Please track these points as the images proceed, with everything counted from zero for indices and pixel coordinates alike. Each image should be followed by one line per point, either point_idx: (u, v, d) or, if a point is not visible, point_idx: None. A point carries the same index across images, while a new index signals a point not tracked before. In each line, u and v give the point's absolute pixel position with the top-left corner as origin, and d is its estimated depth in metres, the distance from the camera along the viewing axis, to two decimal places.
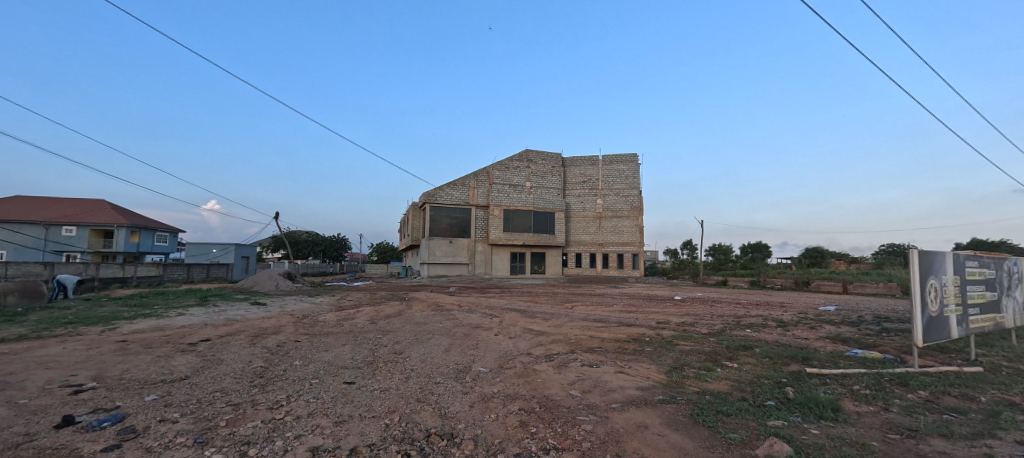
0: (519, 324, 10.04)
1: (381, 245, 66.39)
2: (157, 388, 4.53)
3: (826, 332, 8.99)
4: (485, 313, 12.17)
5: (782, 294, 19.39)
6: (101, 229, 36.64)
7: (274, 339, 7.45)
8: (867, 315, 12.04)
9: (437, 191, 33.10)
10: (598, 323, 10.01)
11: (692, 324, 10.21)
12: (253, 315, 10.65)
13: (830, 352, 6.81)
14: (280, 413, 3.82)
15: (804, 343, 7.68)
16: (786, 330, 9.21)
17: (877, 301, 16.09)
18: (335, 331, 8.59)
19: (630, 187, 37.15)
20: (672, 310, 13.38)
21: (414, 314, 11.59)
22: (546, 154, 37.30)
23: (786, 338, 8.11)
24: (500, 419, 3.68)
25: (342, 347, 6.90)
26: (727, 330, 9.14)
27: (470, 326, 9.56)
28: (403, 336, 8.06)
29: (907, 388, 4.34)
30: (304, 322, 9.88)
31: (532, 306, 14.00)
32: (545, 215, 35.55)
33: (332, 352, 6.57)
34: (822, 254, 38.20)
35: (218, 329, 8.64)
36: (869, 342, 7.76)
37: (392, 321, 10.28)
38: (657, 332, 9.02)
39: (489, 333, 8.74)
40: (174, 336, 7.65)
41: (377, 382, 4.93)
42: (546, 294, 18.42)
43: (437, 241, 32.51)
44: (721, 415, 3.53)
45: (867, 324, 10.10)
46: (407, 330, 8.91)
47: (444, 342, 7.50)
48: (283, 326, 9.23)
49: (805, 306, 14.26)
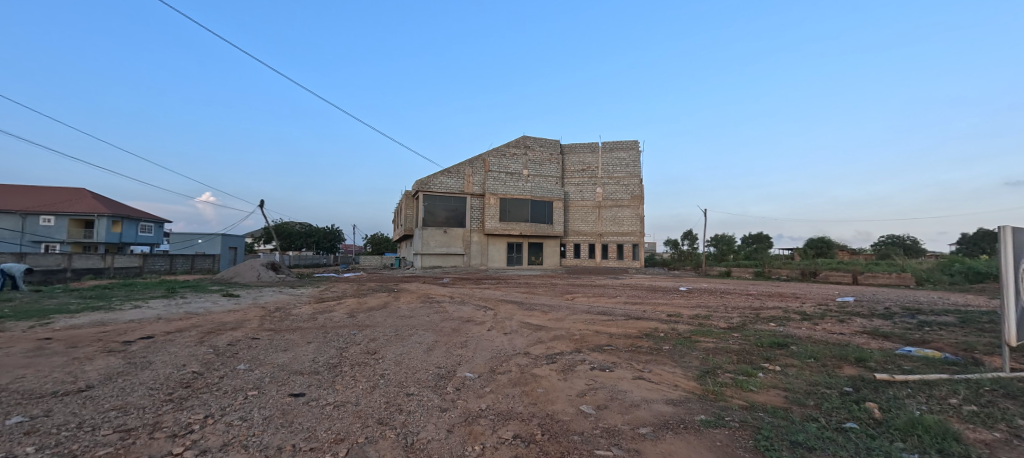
0: (515, 317, 9.03)
1: (376, 236, 65.02)
2: (37, 404, 3.44)
3: (861, 326, 7.99)
4: (478, 305, 11.19)
5: (792, 285, 18.45)
6: (81, 218, 35.27)
7: (226, 337, 6.33)
8: (893, 306, 11.10)
9: (431, 179, 31.82)
10: (603, 316, 8.99)
11: (707, 317, 9.23)
12: (219, 308, 9.55)
13: (880, 350, 5.79)
14: (181, 445, 2.75)
15: (843, 339, 6.66)
16: (814, 324, 8.20)
17: (894, 291, 15.23)
18: (305, 326, 7.49)
19: (630, 175, 36.07)
20: (681, 301, 12.37)
21: (399, 307, 10.51)
22: (544, 141, 36.19)
23: (820, 334, 7.09)
24: (487, 454, 2.62)
25: (304, 347, 5.80)
26: (748, 324, 8.12)
27: (460, 320, 8.49)
28: (381, 332, 7.00)
29: (1020, 402, 3.31)
30: (274, 316, 8.80)
31: (530, 297, 12.97)
32: (543, 204, 34.45)
33: (290, 352, 5.49)
34: (829, 245, 37.03)
35: (170, 324, 7.52)
36: (917, 339, 6.75)
37: (374, 314, 9.20)
38: (671, 326, 7.99)
39: (480, 328, 7.69)
40: (111, 334, 6.54)
41: (333, 394, 3.85)
42: (544, 286, 17.36)
43: (431, 230, 31.37)
44: (802, 451, 2.48)
45: (900, 316, 9.16)
46: (387, 324, 7.87)
47: (427, 339, 6.44)
48: (247, 320, 8.13)
49: (822, 297, 13.31)
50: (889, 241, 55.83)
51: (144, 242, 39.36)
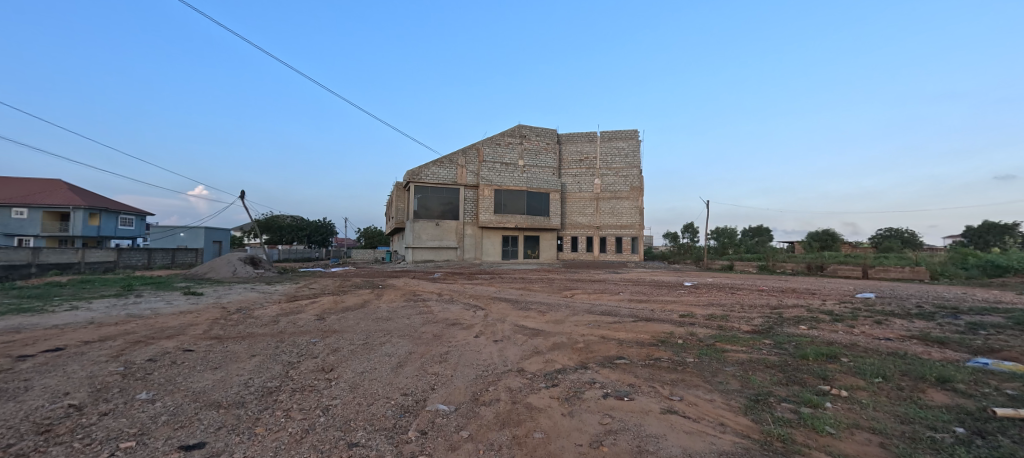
0: (509, 319, 7.91)
1: (369, 230, 63.62)
2: None
3: (905, 329, 6.96)
4: (467, 303, 10.10)
5: (802, 280, 17.46)
6: (56, 211, 33.71)
7: (151, 349, 5.16)
8: (924, 304, 10.13)
9: (423, 169, 30.47)
10: (608, 318, 7.87)
11: (724, 318, 8.16)
12: (171, 309, 8.38)
13: (951, 364, 4.73)
14: None
15: (895, 348, 5.61)
16: (850, 326, 7.13)
17: (914, 287, 14.30)
18: (257, 333, 6.31)
19: (629, 165, 34.95)
20: (690, 299, 11.31)
21: (379, 308, 9.34)
22: (541, 130, 34.94)
23: (866, 340, 6.02)
24: None
25: (243, 364, 4.64)
26: (776, 328, 7.04)
27: (444, 323, 7.35)
28: (347, 340, 5.86)
29: None
30: (230, 318, 7.64)
31: (525, 295, 11.86)
32: (539, 196, 33.30)
33: (222, 372, 4.34)
34: (834, 238, 36.08)
35: (98, 332, 6.34)
36: (982, 346, 5.69)
37: (347, 316, 8.03)
38: (687, 330, 6.90)
39: (467, 333, 6.57)
40: (12, 345, 5.35)
41: (245, 446, 2.72)
42: (542, 281, 16.23)
43: (423, 223, 30.14)
44: None
45: (940, 316, 8.16)
46: (358, 329, 6.72)
47: (400, 350, 5.30)
48: (194, 324, 6.94)
49: (840, 294, 12.32)
50: (887, 234, 55.28)
51: (124, 235, 37.80)
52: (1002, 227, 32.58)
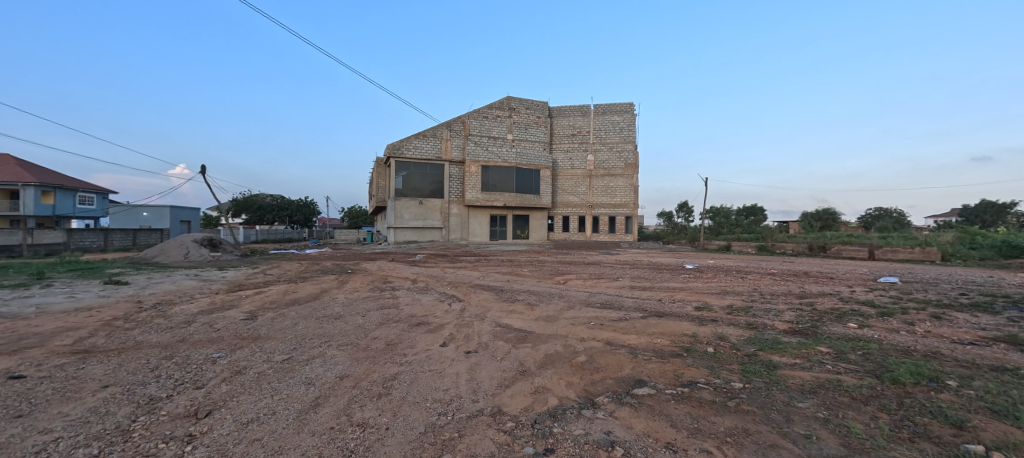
0: (490, 315, 6.37)
1: (354, 210, 61.32)
2: None
3: (978, 327, 5.64)
4: (443, 293, 8.55)
5: (809, 262, 16.35)
6: (6, 188, 30.98)
7: None
8: (964, 291, 8.91)
9: (404, 143, 28.36)
10: (611, 314, 6.40)
11: (750, 312, 6.78)
12: (64, 306, 6.67)
13: None
14: None
15: (996, 359, 4.23)
16: (909, 324, 5.79)
17: (933, 269, 13.26)
18: (147, 342, 4.68)
19: (623, 140, 33.22)
20: (701, 286, 9.91)
21: (334, 300, 7.73)
22: (531, 102, 32.96)
23: (946, 347, 4.63)
24: None
25: (69, 407, 2.98)
26: (821, 328, 5.65)
27: (406, 323, 5.79)
28: (263, 355, 4.26)
29: None
30: (134, 318, 5.98)
31: (511, 281, 10.34)
32: (530, 173, 31.60)
33: (11, 429, 2.67)
34: (833, 217, 35.09)
35: None
36: None
37: (286, 313, 6.42)
38: (714, 331, 5.44)
39: (432, 338, 5.03)
40: None
41: None
42: (531, 264, 14.76)
43: (405, 202, 28.29)
44: None
45: (1001, 308, 6.88)
46: (290, 334, 5.14)
47: (329, 373, 3.71)
48: (72, 329, 5.27)
49: (861, 279, 11.07)
50: (878, 213, 54.73)
51: (85, 215, 35.25)
52: (998, 206, 31.90)
